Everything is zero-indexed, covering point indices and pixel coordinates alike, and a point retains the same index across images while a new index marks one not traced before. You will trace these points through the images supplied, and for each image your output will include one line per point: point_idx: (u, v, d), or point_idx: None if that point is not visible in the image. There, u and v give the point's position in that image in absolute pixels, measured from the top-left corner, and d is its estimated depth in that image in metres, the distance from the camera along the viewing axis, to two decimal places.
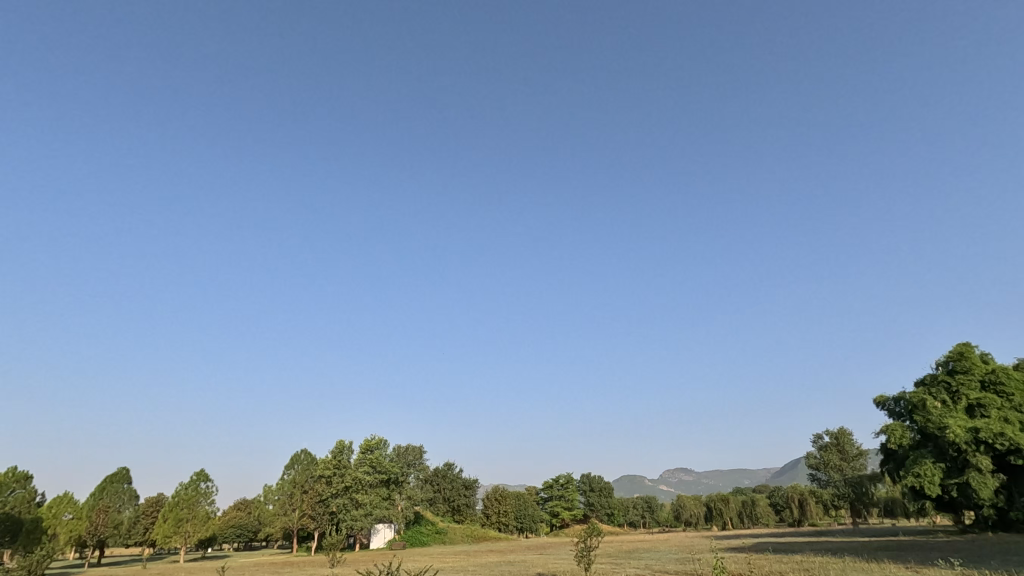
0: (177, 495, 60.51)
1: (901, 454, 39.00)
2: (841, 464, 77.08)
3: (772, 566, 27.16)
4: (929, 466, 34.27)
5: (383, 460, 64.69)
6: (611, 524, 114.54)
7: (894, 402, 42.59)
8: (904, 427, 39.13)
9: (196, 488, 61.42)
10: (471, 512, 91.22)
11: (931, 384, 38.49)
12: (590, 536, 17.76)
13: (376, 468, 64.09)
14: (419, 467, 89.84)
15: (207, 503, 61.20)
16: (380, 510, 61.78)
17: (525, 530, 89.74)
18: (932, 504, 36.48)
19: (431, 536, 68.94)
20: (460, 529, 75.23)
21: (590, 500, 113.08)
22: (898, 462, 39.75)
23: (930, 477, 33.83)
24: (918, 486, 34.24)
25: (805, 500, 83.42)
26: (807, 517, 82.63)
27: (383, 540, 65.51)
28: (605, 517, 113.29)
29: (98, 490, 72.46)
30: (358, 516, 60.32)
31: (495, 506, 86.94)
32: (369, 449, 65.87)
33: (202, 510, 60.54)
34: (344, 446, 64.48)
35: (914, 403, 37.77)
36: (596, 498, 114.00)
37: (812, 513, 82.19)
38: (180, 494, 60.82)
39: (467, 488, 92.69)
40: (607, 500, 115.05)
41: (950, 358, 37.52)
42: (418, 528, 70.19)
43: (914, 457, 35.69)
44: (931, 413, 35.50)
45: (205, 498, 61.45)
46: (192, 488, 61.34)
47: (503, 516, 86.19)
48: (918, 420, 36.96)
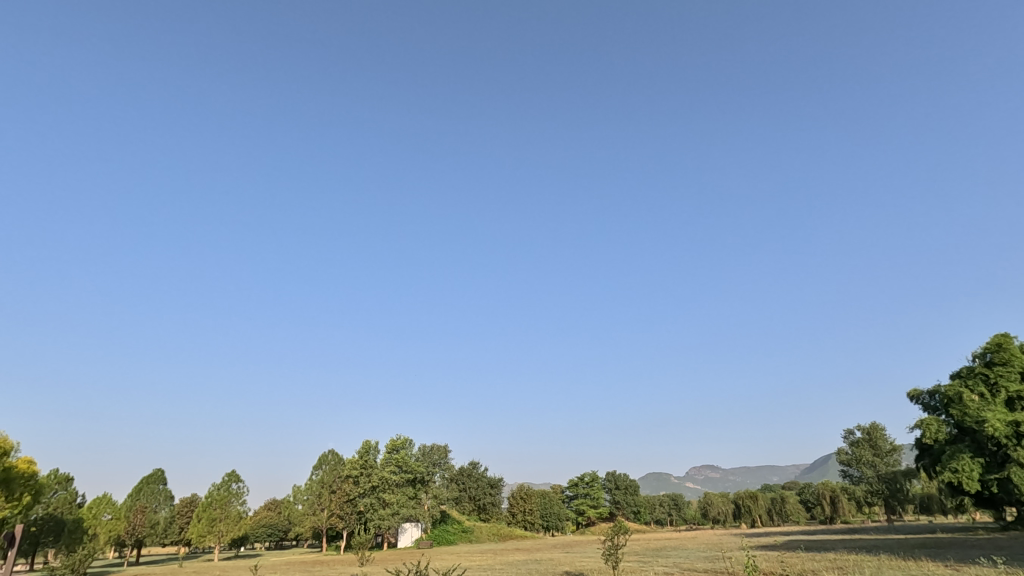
0: (210, 495, 62.09)
1: (937, 449, 38.03)
2: (873, 459, 75.33)
3: (808, 564, 26.45)
4: (967, 461, 33.26)
5: (409, 460, 65.52)
6: (637, 522, 113.90)
7: (929, 396, 41.51)
8: (939, 421, 38.09)
9: (228, 488, 63.02)
10: (497, 511, 91.52)
11: (967, 376, 37.37)
12: (616, 534, 17.54)
13: (402, 468, 65.00)
14: (444, 466, 90.47)
15: (239, 504, 62.59)
16: (407, 510, 62.53)
17: (551, 528, 90.14)
18: (972, 501, 35.41)
19: (457, 535, 69.39)
20: (487, 528, 75.47)
21: (616, 498, 112.34)
22: (934, 457, 38.69)
23: (969, 473, 32.87)
24: (956, 481, 33.33)
25: (837, 497, 81.72)
26: (839, 514, 81.00)
27: (410, 539, 66.17)
28: (631, 514, 112.79)
29: (135, 491, 74.65)
30: (385, 516, 60.97)
31: (520, 505, 86.89)
32: (395, 448, 66.74)
33: (235, 510, 62.09)
34: (371, 446, 65.49)
35: (950, 397, 36.77)
36: (622, 496, 113.16)
37: (844, 510, 80.51)
38: (213, 494, 62.36)
39: (492, 487, 92.96)
40: (633, 497, 114.41)
41: (987, 349, 36.31)
42: (444, 527, 70.64)
43: (951, 452, 34.71)
44: (968, 407, 34.48)
45: (237, 498, 62.96)
46: (225, 488, 62.90)
47: (529, 515, 86.11)
48: (954, 414, 35.90)
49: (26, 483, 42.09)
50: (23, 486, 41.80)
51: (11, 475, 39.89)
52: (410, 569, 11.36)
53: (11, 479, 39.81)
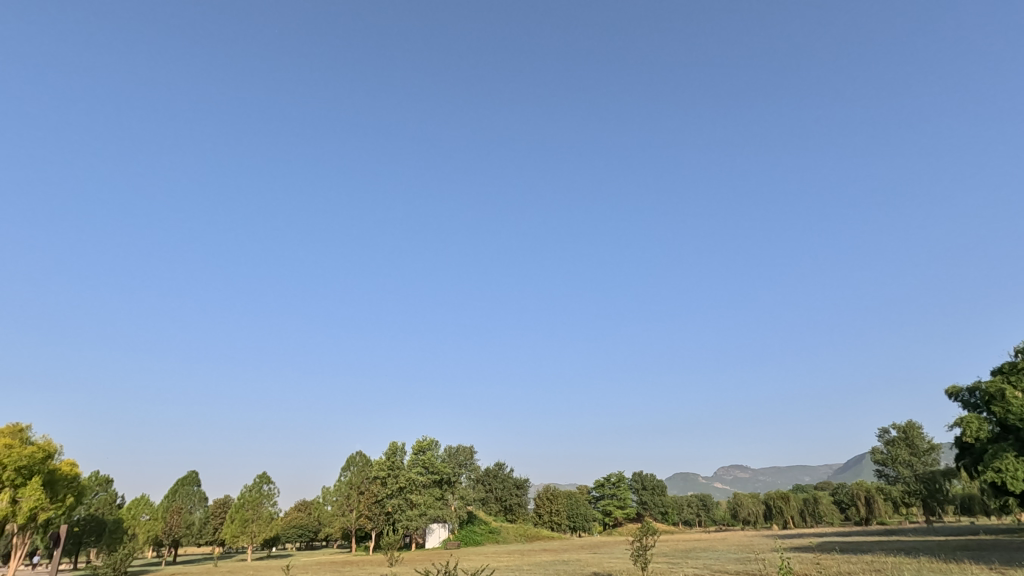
0: (242, 497, 63.50)
1: (979, 448, 36.72)
2: (910, 459, 73.25)
3: (843, 566, 25.79)
4: (1012, 459, 32.08)
5: (435, 461, 66.15)
6: (665, 522, 112.76)
7: (969, 393, 40.17)
8: (981, 419, 36.76)
9: (259, 490, 64.39)
10: (524, 512, 91.53)
11: (1009, 373, 36.11)
12: (645, 535, 17.37)
13: (429, 469, 65.70)
14: (470, 467, 90.94)
15: (270, 504, 63.87)
16: (434, 510, 63.06)
17: (577, 529, 89.75)
18: (1017, 501, 34.14)
19: (484, 536, 69.67)
20: (514, 529, 75.51)
21: (643, 499, 111.41)
22: (975, 456, 37.38)
23: (1013, 472, 31.72)
24: (1000, 481, 32.24)
25: (872, 497, 79.54)
26: (875, 515, 78.87)
27: (438, 539, 66.70)
28: (659, 515, 111.61)
29: (171, 493, 76.62)
30: (413, 516, 61.56)
31: (546, 506, 86.73)
32: (422, 449, 67.40)
33: (267, 511, 63.32)
34: (398, 447, 66.19)
35: (991, 394, 35.58)
36: (649, 497, 112.24)
37: (881, 511, 78.31)
38: (246, 495, 63.78)
39: (518, 488, 92.93)
40: (660, 498, 113.28)
41: None
42: (471, 528, 71.04)
43: (994, 450, 33.58)
44: (1012, 404, 33.31)
45: (269, 500, 64.24)
46: (256, 490, 64.29)
47: (555, 516, 85.77)
48: (996, 411, 34.72)
49: (68, 485, 43.59)
50: (66, 487, 43.30)
51: (55, 477, 41.41)
52: (439, 569, 11.39)
53: (55, 481, 41.36)
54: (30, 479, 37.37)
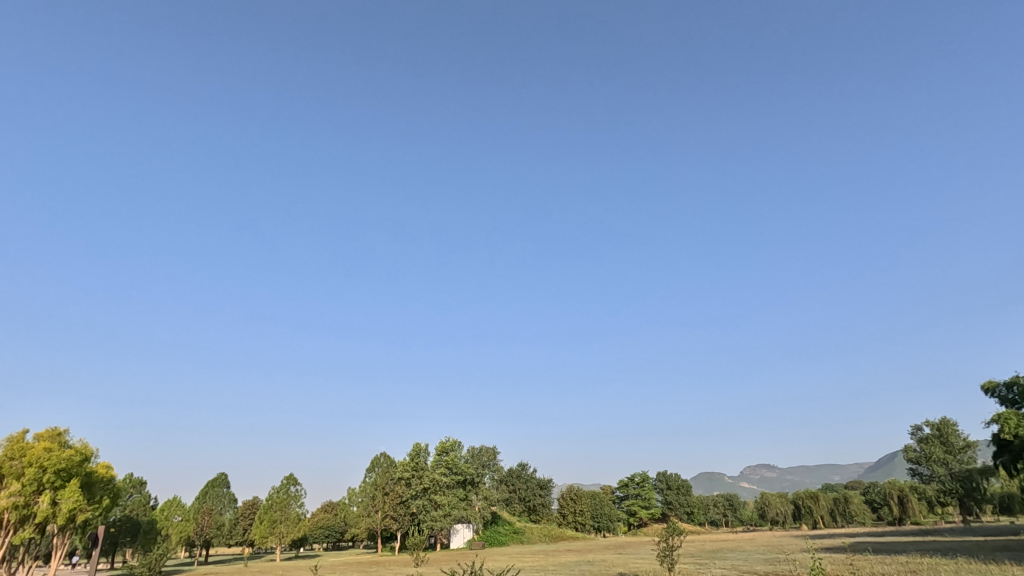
0: (270, 498, 64.67)
1: (1018, 445, 35.57)
2: (945, 457, 71.29)
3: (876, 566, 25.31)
4: None
5: (459, 462, 66.64)
6: (691, 522, 111.51)
7: (1006, 389, 38.98)
8: (1020, 415, 35.61)
9: (287, 491, 65.60)
10: (548, 512, 91.33)
11: None
12: (672, 535, 17.06)
13: (452, 470, 66.23)
14: (493, 468, 91.18)
15: (298, 505, 64.94)
16: (458, 511, 63.38)
17: (602, 530, 89.18)
18: None
19: (508, 536, 69.80)
20: (538, 529, 75.40)
21: (668, 498, 110.35)
22: (1014, 453, 36.25)
23: None
24: None
25: (906, 497, 77.42)
26: (908, 515, 76.49)
27: (463, 539, 66.96)
28: (685, 515, 110.40)
29: (201, 494, 78.40)
30: (438, 517, 61.98)
31: (570, 506, 86.55)
32: (445, 450, 67.92)
33: (295, 512, 64.41)
34: (421, 448, 66.69)
35: None
36: (675, 497, 111.08)
37: (915, 511, 76.01)
38: (273, 496, 64.92)
39: (542, 488, 92.83)
40: (685, 498, 112.08)
41: None
42: (495, 528, 71.25)
43: None
44: None
45: (296, 501, 65.32)
46: (283, 491, 65.45)
47: (579, 516, 85.47)
48: None
49: (105, 486, 44.93)
50: (103, 489, 44.61)
51: (92, 479, 42.71)
52: (465, 569, 11.43)
53: (92, 483, 42.63)
54: (69, 481, 38.59)
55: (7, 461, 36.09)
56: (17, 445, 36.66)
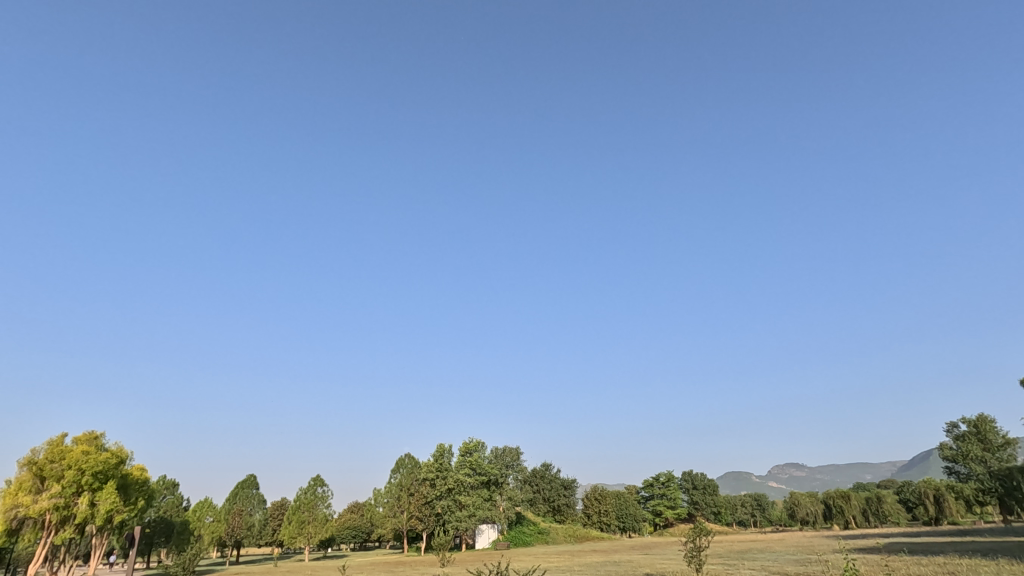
0: (298, 499, 65.76)
1: None
2: (983, 455, 69.09)
3: (911, 568, 24.77)
4: None
5: (482, 462, 66.93)
6: (718, 522, 110.06)
7: None
8: None
9: (314, 492, 66.60)
10: (573, 512, 90.97)
11: None
12: (699, 536, 16.67)
13: (476, 470, 66.55)
14: (517, 468, 91.27)
15: (325, 506, 65.87)
16: (483, 511, 63.65)
17: (627, 530, 88.38)
18: None
19: (533, 537, 69.84)
20: (563, 529, 75.20)
21: (694, 498, 109.06)
22: None
23: None
24: None
25: (942, 496, 75.29)
26: (945, 515, 74.41)
27: (488, 540, 67.14)
28: (712, 515, 108.96)
29: (232, 496, 80.06)
30: (463, 517, 62.29)
31: (595, 506, 86.13)
32: (469, 450, 68.26)
33: (322, 513, 65.35)
34: (445, 449, 67.09)
35: None
36: (701, 497, 109.73)
37: (952, 510, 73.84)
38: (301, 498, 65.99)
39: (566, 488, 92.62)
40: (712, 497, 110.59)
41: None
42: (520, 528, 71.37)
43: None
44: None
45: (323, 502, 66.28)
46: (311, 492, 66.48)
47: (604, 516, 84.94)
48: None
49: (140, 488, 46.23)
50: (138, 491, 45.92)
51: (128, 481, 43.95)
52: (490, 569, 11.45)
53: (128, 485, 43.87)
54: (106, 484, 39.78)
55: (47, 464, 37.34)
56: (57, 448, 37.91)
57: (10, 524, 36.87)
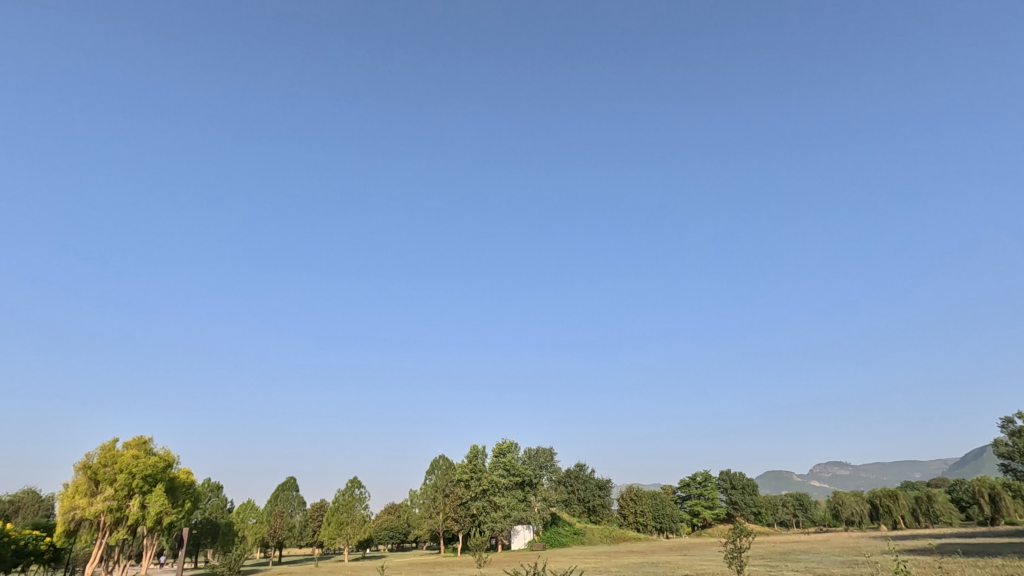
0: (337, 501, 67.07)
1: None
2: None
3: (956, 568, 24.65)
4: None
5: (516, 463, 67.07)
6: (759, 523, 107.61)
7: None
8: None
9: (352, 494, 67.78)
10: (608, 513, 90.26)
11: None
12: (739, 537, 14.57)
13: (510, 471, 66.78)
14: (551, 469, 91.06)
15: (362, 507, 67.04)
16: (518, 512, 63.77)
17: (664, 530, 87.19)
18: None
19: (569, 537, 69.64)
20: (599, 530, 74.84)
21: (733, 498, 106.88)
22: None
23: None
24: None
25: (998, 495, 71.86)
26: (1002, 515, 70.91)
27: (523, 541, 67.22)
28: (752, 516, 106.50)
29: (273, 498, 82.26)
30: (498, 518, 62.55)
31: (631, 506, 85.26)
32: (502, 452, 68.49)
33: (360, 514, 66.49)
34: (478, 451, 67.47)
35: None
36: (740, 497, 107.35)
37: (1009, 510, 70.25)
38: (340, 499, 67.33)
39: (601, 489, 92.01)
40: (751, 497, 108.22)
41: None
42: (555, 528, 71.27)
43: None
44: None
45: (361, 503, 67.44)
46: (349, 494, 67.78)
47: (641, 517, 84.02)
48: None
49: (186, 490, 47.98)
50: (185, 493, 47.65)
51: (176, 484, 45.66)
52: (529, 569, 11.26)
53: (175, 488, 45.57)
54: (155, 486, 41.39)
55: (101, 468, 39.06)
56: (109, 453, 39.63)
57: (68, 525, 38.73)
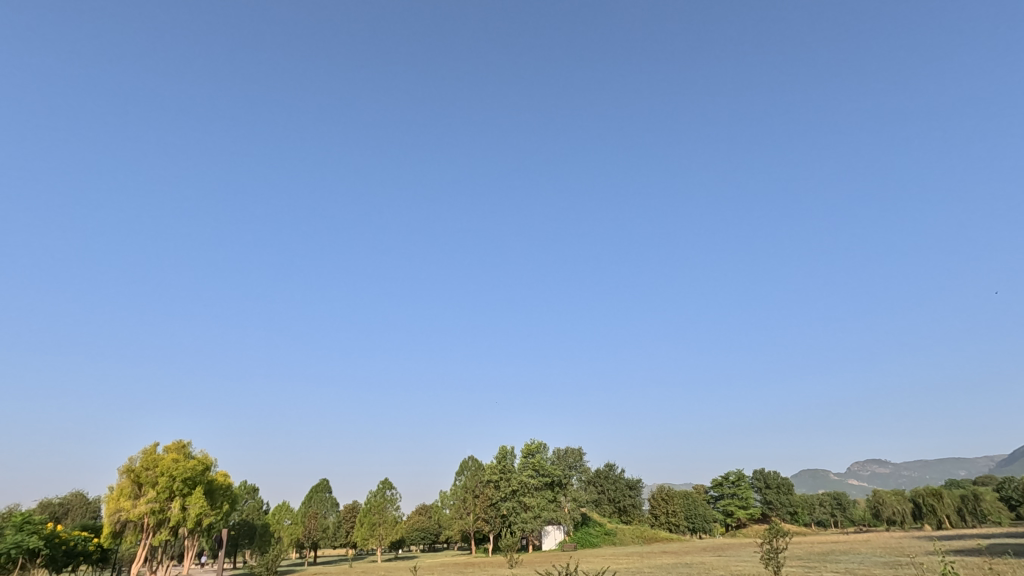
0: (368, 502, 68.00)
1: None
2: None
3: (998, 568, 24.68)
4: None
5: (545, 464, 66.98)
6: (795, 523, 105.27)
7: None
8: None
9: (383, 495, 68.63)
10: (639, 512, 89.41)
11: None
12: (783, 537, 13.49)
13: (539, 472, 66.74)
14: (580, 469, 90.67)
15: (394, 508, 67.83)
16: (548, 513, 63.69)
17: (697, 531, 85.96)
18: None
19: (600, 538, 69.20)
20: (630, 530, 74.32)
21: (768, 498, 104.66)
22: None
23: None
24: None
25: None
26: None
27: (554, 542, 67.04)
28: (788, 515, 104.20)
29: (307, 499, 83.96)
30: (529, 519, 62.61)
31: (662, 506, 84.28)
32: (531, 452, 68.50)
33: (392, 515, 67.26)
34: (507, 451, 67.60)
35: None
36: (775, 496, 104.95)
37: None
38: (371, 500, 68.24)
39: (631, 489, 91.26)
40: (787, 497, 105.84)
41: None
42: (586, 529, 70.91)
43: None
44: None
45: (392, 504, 68.26)
46: (380, 495, 68.65)
47: (672, 517, 82.98)
48: None
49: (224, 493, 49.33)
50: (222, 495, 48.99)
51: (214, 486, 46.94)
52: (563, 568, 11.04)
53: (214, 490, 46.88)
54: (194, 489, 42.62)
55: (143, 471, 40.42)
56: (150, 457, 40.99)
57: (114, 527, 40.19)
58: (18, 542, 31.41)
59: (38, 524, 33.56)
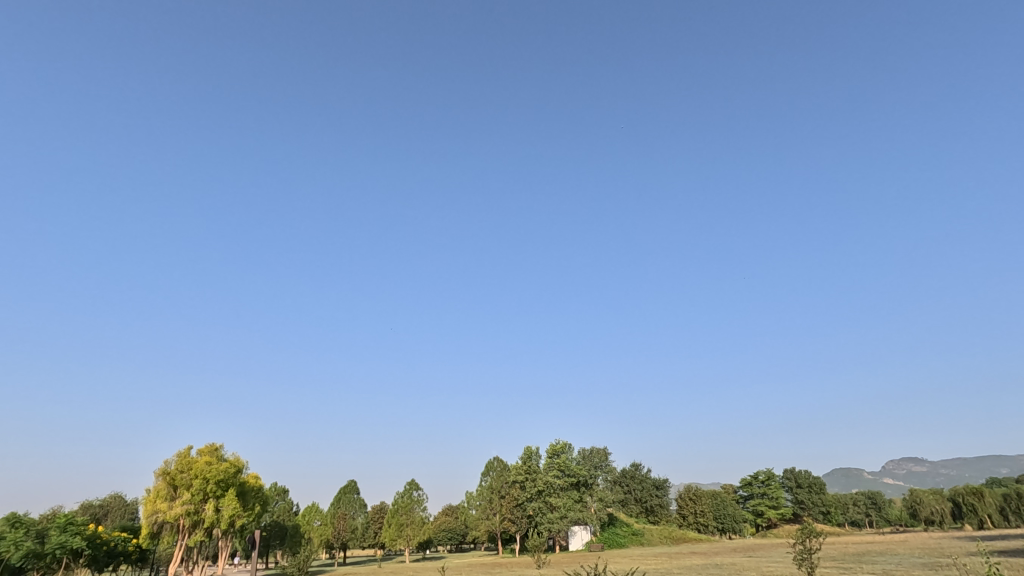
0: (396, 503, 68.71)
1: None
2: None
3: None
4: None
5: (570, 464, 66.84)
6: (828, 523, 102.91)
7: None
8: None
9: (411, 496, 69.33)
10: (667, 513, 88.36)
11: None
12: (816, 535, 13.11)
13: (565, 472, 66.65)
14: (606, 469, 90.12)
15: (421, 509, 68.39)
16: (574, 513, 63.50)
17: (727, 531, 84.71)
18: None
19: (628, 538, 68.71)
20: (658, 530, 73.63)
21: (799, 497, 102.49)
22: None
23: None
24: None
25: None
26: None
27: (581, 542, 66.73)
28: (821, 515, 101.95)
29: (336, 500, 85.38)
30: (555, 519, 62.48)
31: (690, 506, 83.22)
32: (556, 453, 68.40)
33: (419, 516, 67.79)
34: (533, 451, 67.62)
35: None
36: (807, 495, 102.72)
37: None
38: (399, 501, 68.93)
39: (658, 489, 90.37)
40: (819, 497, 103.48)
41: None
42: (613, 529, 70.40)
43: None
44: None
45: (419, 505, 68.88)
46: (407, 496, 69.31)
47: (701, 517, 81.96)
48: None
49: (255, 494, 50.41)
50: (254, 497, 50.11)
51: (246, 488, 47.96)
52: None
53: (246, 492, 47.95)
54: (227, 491, 43.61)
55: (178, 474, 41.59)
56: (185, 460, 42.12)
57: (152, 527, 41.39)
58: (63, 542, 32.58)
59: (80, 525, 34.72)
